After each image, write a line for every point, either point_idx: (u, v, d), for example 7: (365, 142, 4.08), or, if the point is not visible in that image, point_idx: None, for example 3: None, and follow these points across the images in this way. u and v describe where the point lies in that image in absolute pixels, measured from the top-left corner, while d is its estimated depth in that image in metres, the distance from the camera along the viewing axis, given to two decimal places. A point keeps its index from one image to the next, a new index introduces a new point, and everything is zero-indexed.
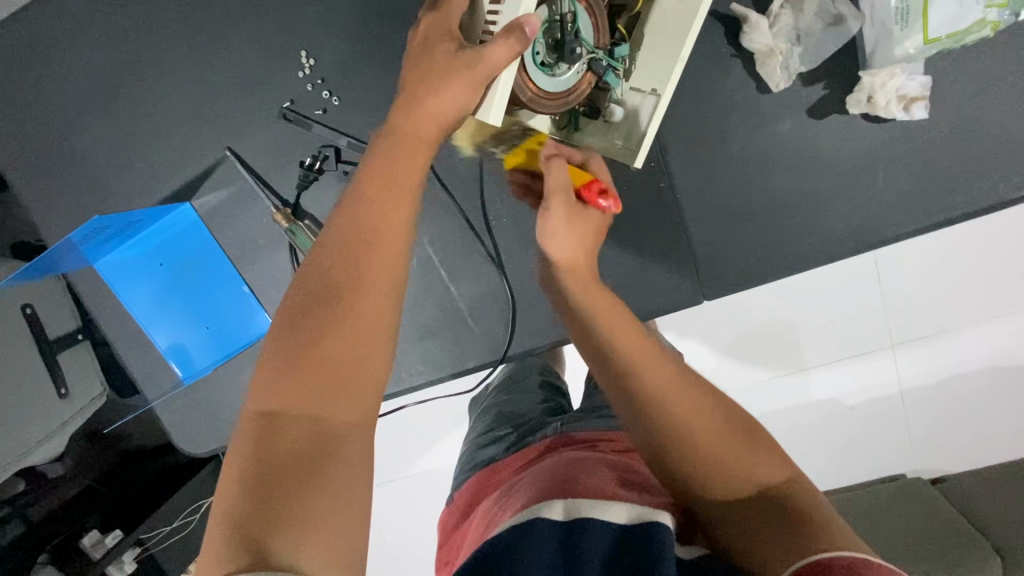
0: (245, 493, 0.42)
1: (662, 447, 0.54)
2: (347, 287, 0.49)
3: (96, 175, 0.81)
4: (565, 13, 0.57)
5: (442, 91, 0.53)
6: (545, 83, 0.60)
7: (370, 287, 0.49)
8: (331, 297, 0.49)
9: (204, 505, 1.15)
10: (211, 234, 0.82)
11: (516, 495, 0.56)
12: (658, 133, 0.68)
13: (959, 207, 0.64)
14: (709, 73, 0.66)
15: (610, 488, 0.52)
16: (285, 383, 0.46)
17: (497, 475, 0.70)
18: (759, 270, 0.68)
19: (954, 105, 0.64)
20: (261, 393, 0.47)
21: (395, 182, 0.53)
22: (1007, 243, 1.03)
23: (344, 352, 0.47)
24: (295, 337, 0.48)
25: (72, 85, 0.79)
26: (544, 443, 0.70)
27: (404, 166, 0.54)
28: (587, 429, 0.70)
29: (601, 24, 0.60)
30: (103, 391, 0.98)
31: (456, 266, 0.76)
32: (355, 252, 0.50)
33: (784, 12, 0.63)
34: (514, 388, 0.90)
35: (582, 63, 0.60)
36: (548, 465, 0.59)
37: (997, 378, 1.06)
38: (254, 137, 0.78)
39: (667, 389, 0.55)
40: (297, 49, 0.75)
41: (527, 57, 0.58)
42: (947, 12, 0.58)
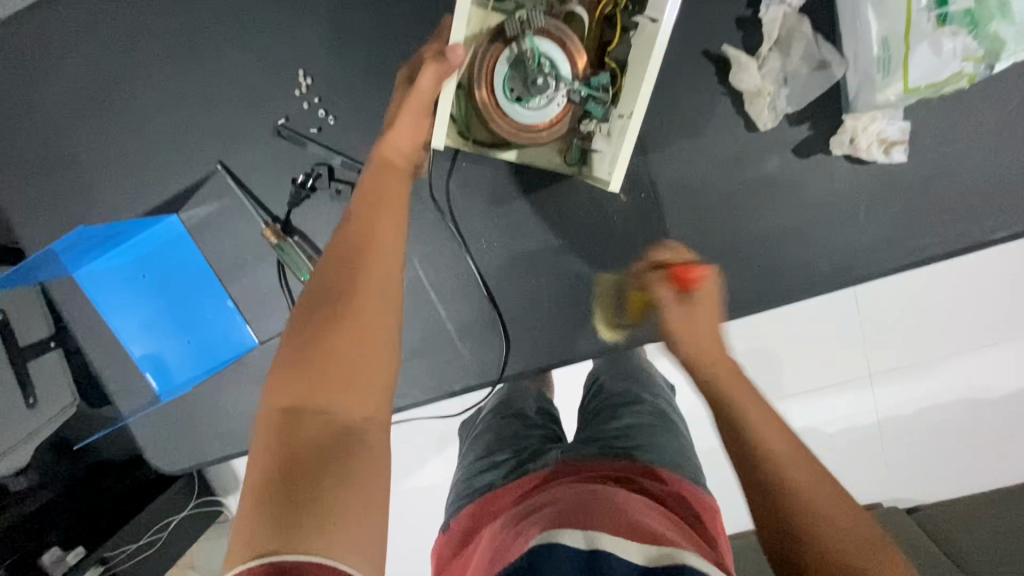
0: (264, 496, 0.40)
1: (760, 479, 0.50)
2: (344, 285, 0.50)
3: (82, 184, 0.80)
4: (526, 50, 0.60)
5: (399, 123, 0.60)
6: (522, 116, 0.62)
7: (368, 290, 0.50)
8: (336, 297, 0.49)
9: (174, 519, 1.15)
10: (199, 249, 0.81)
11: (529, 521, 0.55)
12: (648, 165, 0.69)
13: (934, 248, 0.67)
14: (699, 110, 0.68)
15: (627, 524, 0.51)
16: (296, 381, 0.46)
17: (497, 502, 0.70)
18: (744, 304, 0.70)
19: (932, 151, 0.66)
20: (274, 395, 0.46)
21: (383, 199, 0.55)
22: (985, 282, 1.05)
23: (350, 351, 0.47)
24: (302, 338, 0.48)
25: (63, 93, 0.78)
26: (544, 471, 0.70)
27: (392, 186, 0.57)
28: (588, 460, 0.70)
29: (576, 56, 0.61)
30: (75, 403, 0.94)
31: (446, 287, 0.76)
32: (354, 256, 0.51)
33: (771, 56, 0.65)
34: (507, 412, 0.89)
35: (561, 95, 0.62)
36: (558, 496, 0.59)
37: (972, 412, 1.09)
38: (248, 153, 0.77)
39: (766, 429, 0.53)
40: (295, 68, 0.75)
41: (498, 92, 0.61)
42: (927, 62, 0.57)
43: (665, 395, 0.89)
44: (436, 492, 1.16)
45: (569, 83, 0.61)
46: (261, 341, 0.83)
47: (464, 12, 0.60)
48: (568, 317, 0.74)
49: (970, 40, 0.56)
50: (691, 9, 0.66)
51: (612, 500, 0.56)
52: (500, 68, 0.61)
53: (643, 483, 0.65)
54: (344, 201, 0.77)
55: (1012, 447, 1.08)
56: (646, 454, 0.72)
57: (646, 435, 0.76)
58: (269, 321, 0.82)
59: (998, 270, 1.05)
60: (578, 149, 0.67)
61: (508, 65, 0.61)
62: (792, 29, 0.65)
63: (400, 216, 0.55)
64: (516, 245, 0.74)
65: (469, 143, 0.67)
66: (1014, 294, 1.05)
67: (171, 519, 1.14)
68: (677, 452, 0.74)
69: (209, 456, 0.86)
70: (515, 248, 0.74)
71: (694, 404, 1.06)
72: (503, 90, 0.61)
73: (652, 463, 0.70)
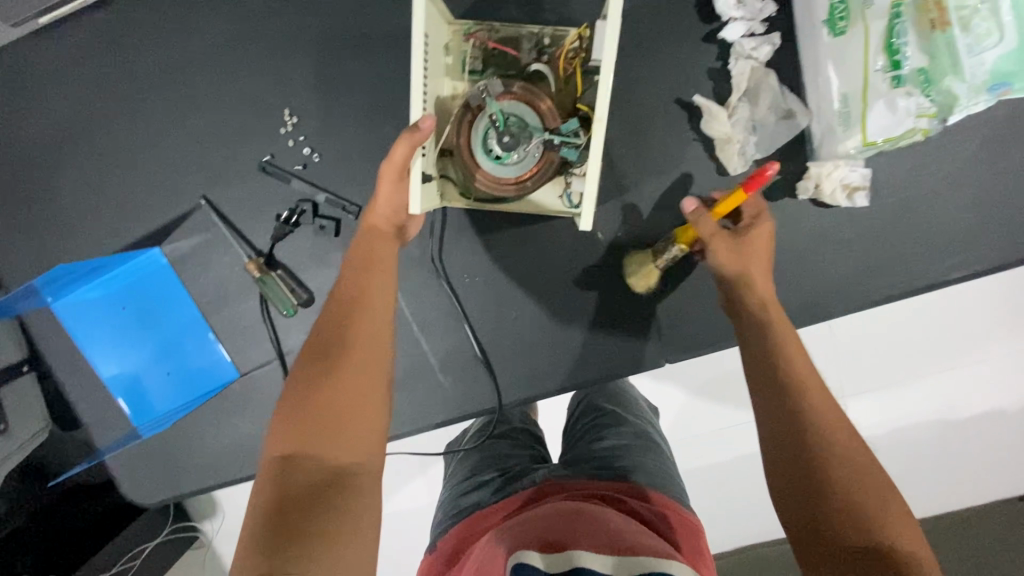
0: (262, 535, 0.44)
1: (815, 478, 0.52)
2: (333, 345, 0.54)
3: (64, 217, 0.80)
4: (493, 114, 0.62)
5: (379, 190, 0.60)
6: (506, 172, 0.63)
7: (360, 342, 0.54)
8: (329, 355, 0.53)
9: (146, 549, 1.11)
10: (180, 282, 0.81)
11: (513, 534, 0.56)
12: (624, 206, 0.72)
13: (895, 287, 0.70)
14: (673, 155, 0.71)
15: (606, 538, 0.52)
16: (294, 424, 0.50)
17: (482, 523, 0.70)
18: (716, 338, 0.73)
19: (892, 197, 0.70)
20: (277, 438, 0.50)
21: (373, 260, 0.60)
22: (960, 313, 1.06)
23: (342, 397, 0.51)
24: (301, 384, 0.52)
25: (47, 129, 0.78)
26: (527, 492, 0.71)
27: (381, 247, 0.61)
28: (574, 479, 0.71)
29: (541, 108, 0.62)
30: (47, 426, 0.85)
31: (428, 320, 0.77)
32: (343, 317, 0.56)
33: (741, 106, 0.68)
34: (494, 432, 0.89)
35: (538, 146, 0.62)
36: (543, 514, 0.60)
37: (945, 436, 1.10)
38: (232, 189, 0.78)
39: (840, 435, 0.54)
40: (281, 107, 0.76)
41: (478, 154, 0.63)
42: (883, 119, 0.62)
43: (650, 417, 0.89)
44: (417, 517, 1.15)
45: (541, 134, 0.62)
46: (243, 373, 0.83)
47: (419, 92, 0.59)
48: (547, 351, 0.76)
49: (923, 100, 0.60)
50: (664, 62, 0.69)
51: (594, 517, 0.57)
52: (473, 132, 0.63)
53: (626, 499, 0.67)
54: (328, 236, 0.77)
55: (981, 467, 1.11)
56: (632, 476, 0.72)
57: (631, 457, 0.76)
58: (250, 354, 0.82)
59: (979, 303, 1.05)
60: (573, 194, 0.67)
61: (482, 128, 0.63)
62: (760, 81, 0.68)
63: (388, 277, 0.59)
64: (497, 281, 0.76)
65: (472, 201, 0.69)
66: (985, 321, 1.06)
67: (144, 546, 1.10)
68: (663, 474, 0.75)
69: (186, 489, 0.86)
70: (496, 284, 0.76)
71: (675, 430, 1.07)
72: (481, 151, 0.63)
73: (638, 484, 0.71)
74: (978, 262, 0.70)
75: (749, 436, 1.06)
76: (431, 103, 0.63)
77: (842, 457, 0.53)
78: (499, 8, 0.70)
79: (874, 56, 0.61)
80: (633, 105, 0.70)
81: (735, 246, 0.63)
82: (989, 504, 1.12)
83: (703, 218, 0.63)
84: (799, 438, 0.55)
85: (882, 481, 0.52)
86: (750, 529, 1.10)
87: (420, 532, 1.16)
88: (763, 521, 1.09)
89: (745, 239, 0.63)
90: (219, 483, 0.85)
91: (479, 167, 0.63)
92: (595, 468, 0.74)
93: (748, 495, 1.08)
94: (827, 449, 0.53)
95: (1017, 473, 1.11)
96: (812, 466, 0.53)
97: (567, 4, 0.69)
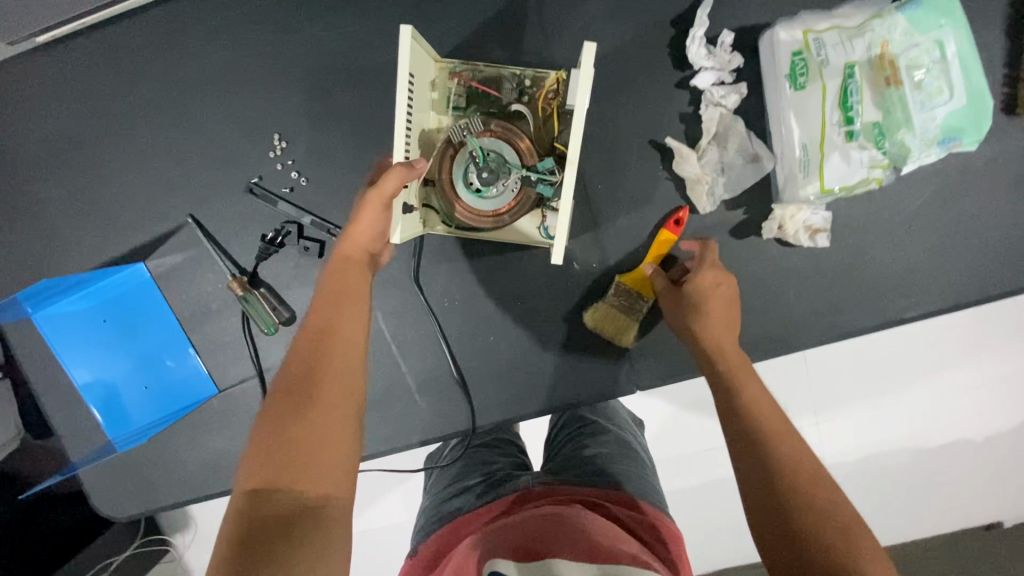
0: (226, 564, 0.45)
1: (769, 502, 0.55)
2: (309, 377, 0.55)
3: (50, 230, 0.82)
4: (473, 150, 0.65)
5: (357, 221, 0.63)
6: (484, 206, 0.67)
7: (332, 373, 0.56)
8: (304, 386, 0.55)
9: (114, 561, 1.09)
10: (163, 298, 0.82)
11: (491, 539, 0.54)
12: (598, 239, 0.75)
13: (854, 323, 0.74)
14: (646, 192, 0.74)
15: (586, 546, 0.49)
16: (266, 457, 0.51)
17: (464, 527, 0.64)
18: (684, 368, 0.76)
19: (852, 238, 0.74)
20: (248, 472, 0.50)
21: (347, 292, 0.62)
22: (928, 346, 1.09)
23: (313, 428, 0.52)
24: (274, 417, 0.53)
25: (37, 144, 0.80)
26: (513, 495, 0.65)
27: (353, 278, 0.63)
28: (561, 484, 0.65)
29: (519, 146, 0.66)
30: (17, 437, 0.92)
31: (407, 342, 0.79)
32: (321, 347, 0.57)
33: (710, 148, 0.72)
34: (475, 440, 0.85)
35: (515, 182, 0.66)
36: (524, 521, 0.56)
37: (910, 464, 1.14)
38: (219, 208, 0.80)
39: (797, 474, 0.56)
40: (270, 131, 0.78)
41: (459, 187, 0.67)
42: (839, 169, 0.68)
43: (633, 428, 0.84)
44: (391, 534, 1.15)
45: (519, 170, 0.66)
46: (222, 389, 0.84)
47: (402, 130, 0.62)
48: (521, 376, 0.78)
49: (876, 152, 0.67)
50: (639, 105, 0.73)
51: (580, 520, 0.54)
52: (454, 167, 0.67)
53: (613, 507, 0.62)
54: (311, 257, 0.79)
55: (945, 495, 1.15)
56: (624, 485, 0.67)
57: (619, 464, 0.72)
58: (230, 370, 0.84)
59: (945, 336, 1.09)
60: (548, 227, 0.72)
61: (463, 162, 0.66)
62: (728, 126, 0.72)
63: (360, 307, 0.61)
64: (475, 306, 0.78)
65: (453, 229, 0.73)
66: (951, 355, 1.09)
67: (112, 559, 1.09)
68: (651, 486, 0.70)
69: (160, 502, 0.87)
70: (474, 309, 0.78)
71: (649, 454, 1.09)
72: (462, 185, 0.67)
73: (629, 492, 0.65)
74: (931, 303, 0.74)
75: (723, 460, 1.07)
76: (415, 136, 0.66)
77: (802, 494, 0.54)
78: (484, 49, 0.73)
79: (830, 112, 0.67)
80: (609, 144, 0.74)
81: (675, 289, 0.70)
82: (951, 531, 1.16)
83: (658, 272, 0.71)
84: (758, 465, 0.58)
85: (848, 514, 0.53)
86: (718, 554, 1.11)
87: (393, 549, 1.16)
88: (732, 546, 1.11)
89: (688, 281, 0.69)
90: (193, 497, 0.86)
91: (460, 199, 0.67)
92: (583, 473, 0.69)
93: (718, 522, 1.10)
94: (781, 478, 0.56)
95: (980, 501, 1.15)
96: (766, 495, 0.56)
97: (548, 48, 0.73)
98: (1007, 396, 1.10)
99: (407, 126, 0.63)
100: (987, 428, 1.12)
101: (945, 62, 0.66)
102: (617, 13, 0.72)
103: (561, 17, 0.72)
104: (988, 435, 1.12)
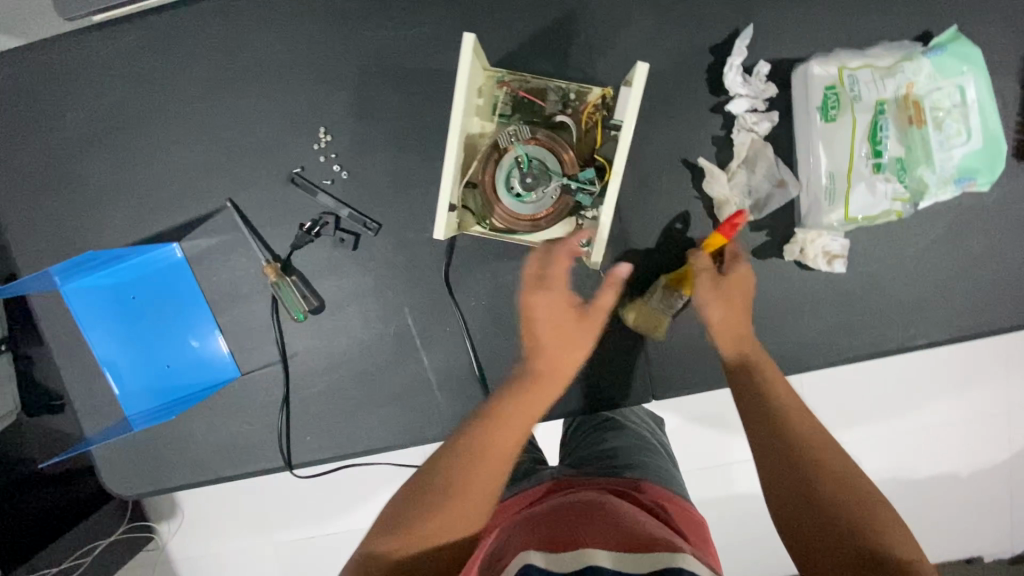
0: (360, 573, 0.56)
1: (801, 489, 0.58)
2: (504, 446, 0.62)
3: (89, 205, 0.84)
4: (518, 156, 0.69)
5: (573, 345, 0.71)
6: (524, 209, 0.69)
7: (514, 448, 0.63)
8: (500, 447, 0.62)
9: (99, 545, 1.07)
10: (194, 278, 0.84)
11: (521, 530, 0.56)
12: (626, 250, 0.78)
13: (862, 348, 0.78)
14: (675, 208, 0.77)
15: (614, 534, 0.51)
16: (442, 488, 0.60)
17: (495, 519, 0.67)
18: (700, 381, 0.79)
19: (866, 267, 0.77)
20: (421, 484, 0.61)
21: (554, 372, 0.69)
22: (926, 378, 1.13)
23: (481, 495, 0.60)
24: (463, 456, 0.61)
25: (85, 120, 0.82)
26: (545, 485, 0.68)
27: (564, 360, 0.70)
28: (585, 476, 0.68)
29: (563, 157, 0.69)
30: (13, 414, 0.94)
31: (432, 338, 0.82)
32: (524, 412, 0.65)
33: (739, 172, 0.76)
34: None
35: (555, 189, 0.69)
36: (551, 511, 0.58)
37: (901, 492, 1.17)
38: (258, 194, 0.82)
39: (824, 459, 0.60)
40: (316, 124, 0.81)
41: (502, 189, 0.69)
42: (864, 200, 0.71)
43: (650, 425, 0.86)
44: None
45: (559, 178, 0.69)
46: (243, 372, 0.85)
47: (454, 134, 0.66)
48: None
49: (898, 186, 0.71)
50: (674, 125, 0.76)
51: (610, 513, 0.56)
52: (498, 170, 0.69)
53: (640, 493, 0.64)
54: (345, 249, 0.81)
55: (930, 527, 1.18)
56: (628, 471, 0.69)
57: (638, 454, 0.74)
58: (253, 354, 0.85)
59: (942, 371, 1.12)
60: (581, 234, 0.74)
61: (507, 166, 0.69)
62: (758, 151, 0.75)
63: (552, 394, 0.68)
64: (501, 307, 0.80)
65: (489, 230, 0.76)
66: (946, 390, 1.13)
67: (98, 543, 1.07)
68: (667, 474, 0.72)
69: (169, 483, 0.87)
70: (500, 309, 0.80)
71: None
72: (503, 188, 0.69)
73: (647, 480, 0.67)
74: (935, 334, 0.77)
75: (720, 476, 1.10)
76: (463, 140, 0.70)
77: (840, 499, 0.56)
78: (532, 61, 0.77)
79: (859, 144, 0.71)
80: (643, 160, 0.77)
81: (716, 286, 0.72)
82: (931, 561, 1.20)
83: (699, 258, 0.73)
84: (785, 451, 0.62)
85: (883, 512, 0.55)
86: None
87: None
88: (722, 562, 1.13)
89: (726, 280, 0.72)
90: (204, 480, 0.87)
91: (500, 202, 0.70)
92: (605, 467, 0.71)
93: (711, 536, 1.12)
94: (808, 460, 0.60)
95: (963, 535, 1.18)
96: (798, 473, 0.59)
97: (593, 65, 0.76)
98: (999, 431, 1.14)
99: (458, 129, 0.67)
100: (974, 463, 1.16)
101: (965, 107, 0.70)
102: (660, 37, 0.75)
103: (608, 36, 0.76)
104: (975, 470, 1.16)
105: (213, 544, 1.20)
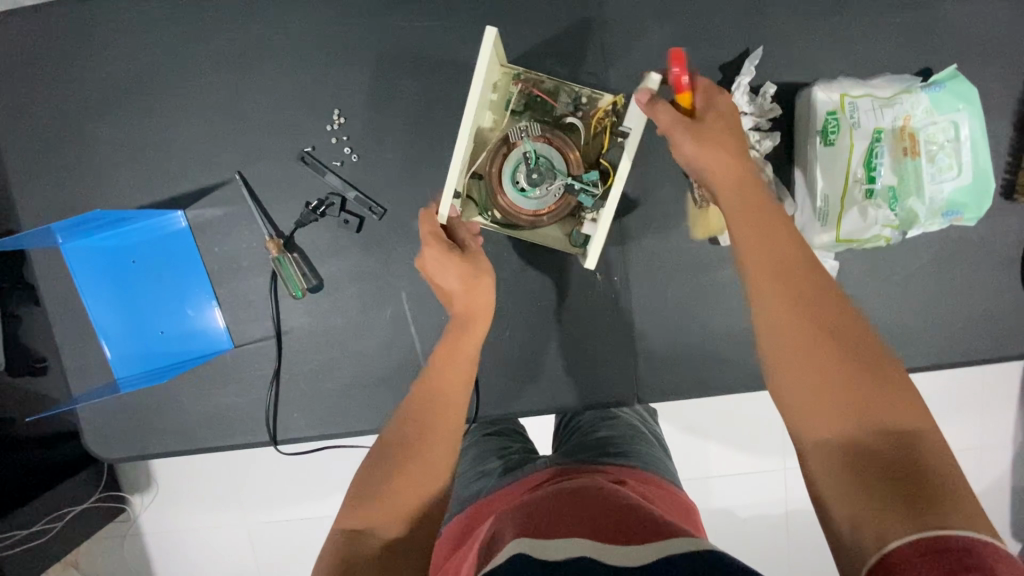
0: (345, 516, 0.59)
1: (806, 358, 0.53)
2: (434, 390, 0.67)
3: (97, 167, 0.84)
4: (526, 152, 0.70)
5: (479, 287, 0.71)
6: (527, 204, 0.71)
7: (451, 388, 0.67)
8: (435, 394, 0.67)
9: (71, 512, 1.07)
10: (195, 246, 0.84)
11: (513, 520, 0.56)
12: (623, 253, 0.80)
13: None
14: (674, 216, 0.80)
15: (602, 527, 0.51)
16: (402, 434, 0.64)
17: (486, 509, 0.69)
18: (684, 388, 0.81)
19: (853, 289, 0.80)
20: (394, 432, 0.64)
21: (474, 314, 0.71)
22: None
23: (430, 447, 0.63)
24: (416, 407, 0.66)
25: (100, 83, 0.83)
26: (545, 472, 0.69)
27: (479, 302, 0.72)
28: (577, 465, 0.70)
29: (569, 156, 0.71)
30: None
31: (426, 324, 0.83)
32: (448, 355, 0.69)
33: None
34: (490, 428, 0.89)
35: (559, 187, 0.71)
36: (543, 501, 0.58)
37: None
38: (268, 169, 0.83)
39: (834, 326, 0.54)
40: (330, 106, 0.82)
41: (508, 183, 0.71)
42: (854, 223, 0.74)
43: (643, 418, 0.88)
44: None
45: (564, 177, 0.71)
46: (236, 344, 0.86)
47: (466, 125, 0.68)
48: (531, 373, 0.82)
49: (889, 213, 0.74)
50: None
51: (597, 507, 0.55)
52: (505, 164, 0.71)
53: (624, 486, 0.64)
54: (349, 230, 0.83)
55: None
56: (617, 461, 0.71)
57: (632, 446, 0.76)
58: (248, 327, 0.85)
59: None
60: (580, 234, 0.75)
61: (514, 161, 0.71)
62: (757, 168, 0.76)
63: (480, 330, 0.71)
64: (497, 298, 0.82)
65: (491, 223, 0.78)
66: None
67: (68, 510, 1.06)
68: (660, 465, 0.74)
69: (151, 449, 0.88)
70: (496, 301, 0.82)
71: None
72: (509, 182, 0.71)
73: (640, 471, 0.69)
74: (914, 360, 0.80)
75: (695, 486, 1.12)
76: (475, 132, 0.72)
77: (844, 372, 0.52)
78: (548, 62, 0.79)
79: (855, 166, 0.74)
80: (646, 167, 0.79)
81: (701, 132, 0.66)
82: None
83: (664, 106, 0.67)
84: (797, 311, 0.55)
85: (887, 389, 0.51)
86: None
87: None
88: None
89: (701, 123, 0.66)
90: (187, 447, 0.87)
91: (505, 196, 0.71)
92: (598, 456, 0.73)
93: None
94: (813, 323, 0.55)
95: None
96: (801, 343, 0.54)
97: (606, 72, 0.79)
98: (968, 466, 1.17)
99: (471, 120, 0.68)
100: None
101: (958, 142, 0.73)
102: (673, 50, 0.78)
103: (623, 45, 0.78)
104: None
105: (186, 517, 1.19)
